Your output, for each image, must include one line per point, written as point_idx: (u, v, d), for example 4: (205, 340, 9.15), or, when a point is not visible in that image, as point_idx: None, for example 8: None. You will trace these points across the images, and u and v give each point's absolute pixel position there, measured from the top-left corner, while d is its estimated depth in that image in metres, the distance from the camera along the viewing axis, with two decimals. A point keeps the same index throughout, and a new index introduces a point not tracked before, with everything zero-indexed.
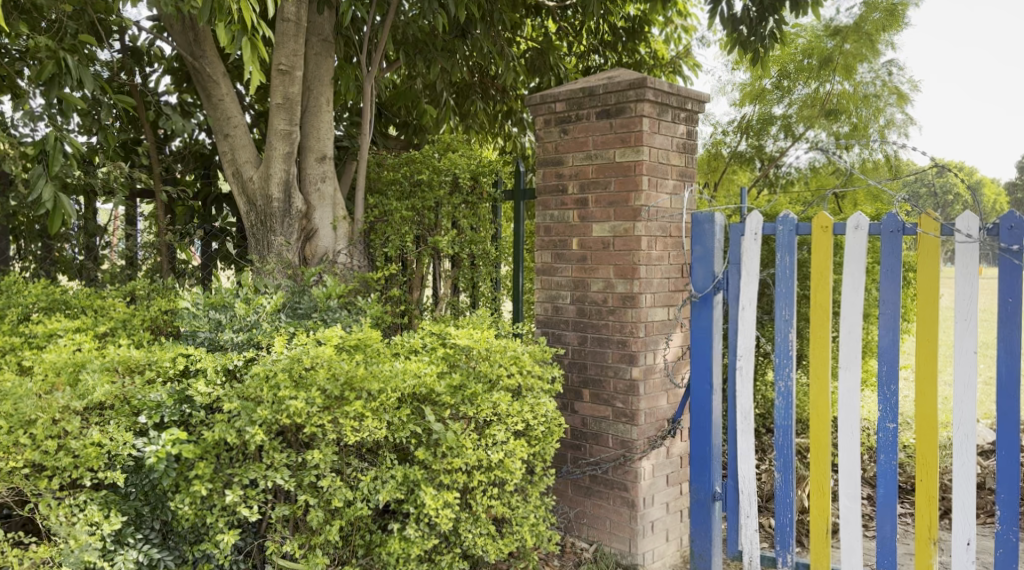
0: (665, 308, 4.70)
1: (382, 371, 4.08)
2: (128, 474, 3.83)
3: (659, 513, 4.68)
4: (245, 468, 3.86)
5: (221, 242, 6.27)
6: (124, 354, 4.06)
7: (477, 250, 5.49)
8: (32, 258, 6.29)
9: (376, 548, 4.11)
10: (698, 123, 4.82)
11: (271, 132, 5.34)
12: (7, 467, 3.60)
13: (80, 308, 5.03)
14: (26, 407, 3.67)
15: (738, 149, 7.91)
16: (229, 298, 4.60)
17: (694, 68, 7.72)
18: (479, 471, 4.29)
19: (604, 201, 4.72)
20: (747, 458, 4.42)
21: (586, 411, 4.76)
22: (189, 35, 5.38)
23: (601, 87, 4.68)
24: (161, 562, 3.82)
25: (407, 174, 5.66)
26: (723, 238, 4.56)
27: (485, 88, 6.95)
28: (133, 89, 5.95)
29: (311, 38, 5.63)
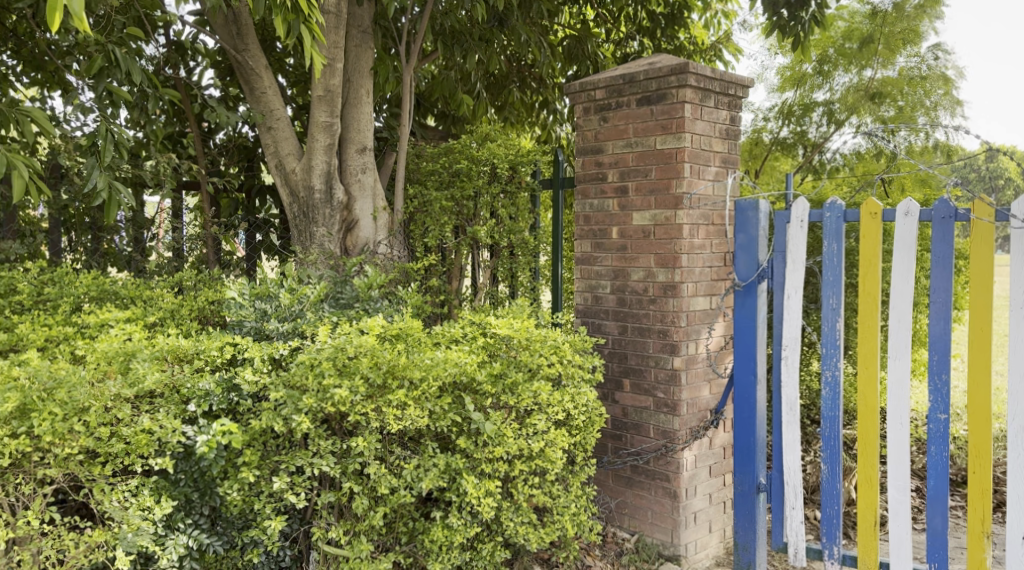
0: (707, 297, 4.57)
1: (423, 360, 3.95)
2: (177, 460, 3.80)
3: (702, 504, 4.66)
4: (292, 455, 3.83)
5: (265, 233, 6.21)
6: (172, 342, 4.04)
7: (517, 240, 5.68)
8: (83, 251, 6.06)
9: (418, 536, 4.07)
10: (741, 108, 4.66)
11: (312, 125, 5.32)
12: (63, 454, 3.48)
13: (126, 298, 4.97)
14: (79, 395, 3.56)
15: (780, 136, 8.10)
16: (274, 289, 4.50)
17: (736, 52, 7.71)
18: (521, 461, 4.15)
19: (645, 189, 4.57)
20: (792, 449, 4.17)
21: (627, 401, 4.71)
22: (233, 28, 5.29)
23: (641, 74, 4.50)
24: (211, 547, 3.86)
25: (446, 165, 5.80)
26: (768, 226, 4.30)
27: (522, 77, 7.04)
28: (178, 83, 5.89)
29: (351, 30, 5.60)
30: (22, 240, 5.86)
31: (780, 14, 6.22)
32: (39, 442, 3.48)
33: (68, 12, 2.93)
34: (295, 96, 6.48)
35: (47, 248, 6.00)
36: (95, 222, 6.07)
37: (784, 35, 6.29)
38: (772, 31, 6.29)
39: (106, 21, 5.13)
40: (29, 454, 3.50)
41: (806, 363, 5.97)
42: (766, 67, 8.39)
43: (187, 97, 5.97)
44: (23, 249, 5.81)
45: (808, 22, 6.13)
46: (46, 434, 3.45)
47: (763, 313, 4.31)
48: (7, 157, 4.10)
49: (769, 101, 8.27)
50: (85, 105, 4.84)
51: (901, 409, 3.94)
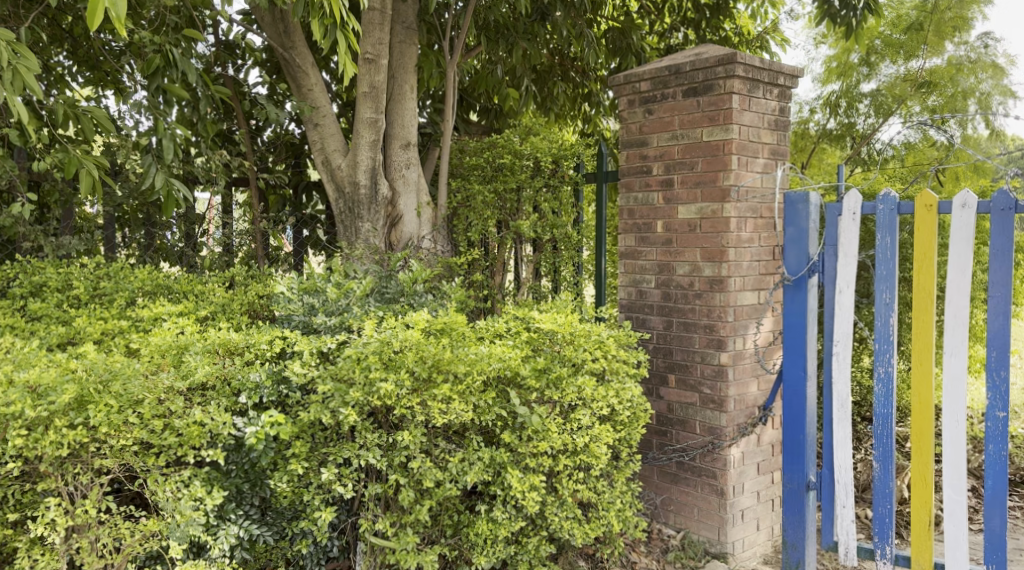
0: (755, 292, 4.51)
1: (467, 354, 3.94)
2: (228, 452, 3.87)
3: (749, 501, 4.61)
4: (340, 447, 3.88)
5: (312, 228, 6.39)
6: (223, 336, 4.07)
7: (559, 235, 5.66)
8: (136, 247, 6.03)
9: (463, 529, 4.08)
10: (791, 98, 4.58)
11: (358, 121, 5.36)
12: (118, 445, 3.53)
13: (178, 293, 5.09)
14: (133, 387, 3.62)
15: (827, 127, 7.85)
16: (321, 283, 4.58)
17: (783, 43, 7.56)
18: (565, 456, 4.14)
19: (690, 181, 4.51)
20: (843, 446, 4.08)
21: (672, 397, 4.66)
22: (279, 27, 5.35)
23: (687, 64, 4.44)
24: (261, 537, 3.93)
25: (489, 159, 5.85)
26: (819, 219, 4.21)
27: (565, 70, 7.00)
28: (227, 82, 5.99)
29: (395, 26, 5.62)
30: (80, 235, 5.79)
31: (831, 2, 6.07)
32: (96, 432, 3.51)
33: (109, 13, 3.07)
34: (341, 92, 6.54)
35: (102, 244, 5.91)
36: (148, 217, 6.04)
37: (835, 24, 6.16)
38: (821, 19, 6.15)
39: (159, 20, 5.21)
40: (86, 445, 3.54)
41: (858, 360, 5.89)
42: (812, 58, 8.22)
43: (236, 95, 6.07)
44: (83, 244, 5.69)
45: (861, 11, 5.99)
46: (101, 425, 3.48)
47: (813, 307, 4.22)
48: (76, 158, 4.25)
49: (814, 91, 8.08)
50: (140, 104, 4.93)
51: (956, 406, 3.82)
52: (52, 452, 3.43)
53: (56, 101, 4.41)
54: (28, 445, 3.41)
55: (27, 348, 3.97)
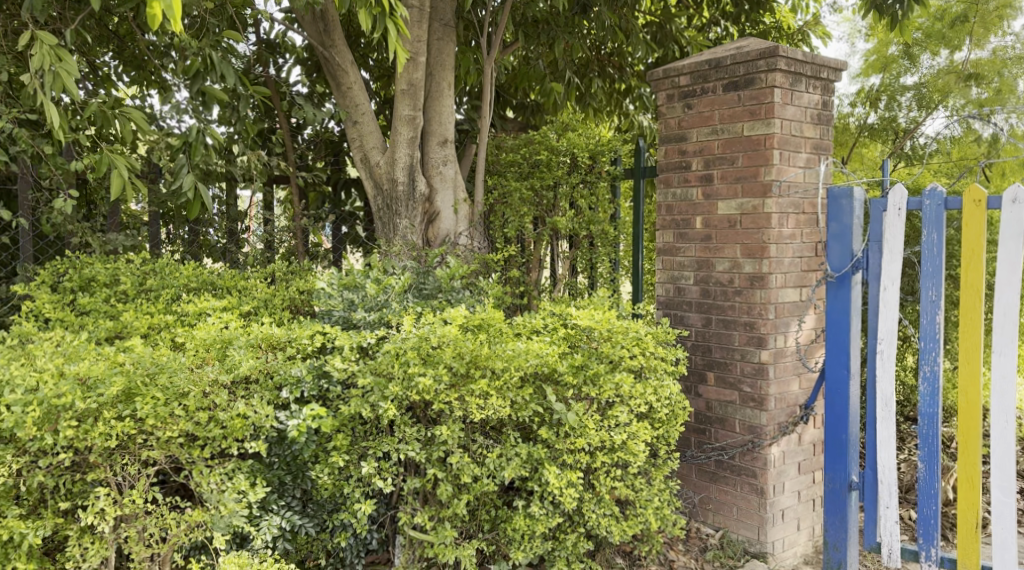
0: (796, 289, 4.44)
1: (505, 350, 3.96)
2: (271, 445, 3.93)
3: (790, 501, 4.55)
4: (379, 441, 3.91)
5: (351, 225, 6.52)
6: (265, 331, 4.11)
7: (596, 231, 5.78)
8: (180, 244, 6.11)
9: (501, 524, 4.09)
10: (835, 92, 4.51)
11: (396, 118, 5.41)
12: (164, 437, 3.56)
13: (222, 289, 5.21)
14: (179, 380, 3.64)
15: (867, 122, 7.36)
16: (360, 279, 4.59)
17: (824, 36, 7.42)
18: (603, 453, 4.11)
19: (730, 177, 4.45)
20: (886, 446, 4.00)
21: (711, 395, 4.62)
22: (320, 25, 5.40)
23: (728, 58, 4.39)
24: (303, 528, 3.98)
25: (526, 156, 5.97)
26: (863, 214, 4.12)
27: (602, 65, 6.96)
28: (268, 80, 6.08)
29: (433, 23, 5.64)
30: (126, 231, 5.82)
31: None
32: (143, 424, 3.54)
33: (164, 14, 3.18)
34: (380, 89, 6.59)
35: (148, 240, 5.97)
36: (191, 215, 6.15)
37: (880, 15, 6.03)
38: (867, 10, 6.02)
39: (201, 22, 5.27)
40: (134, 437, 3.58)
41: (901, 358, 5.78)
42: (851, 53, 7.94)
43: (278, 94, 6.17)
44: (129, 241, 5.74)
45: (906, 1, 5.85)
46: (149, 417, 3.52)
47: (857, 305, 4.14)
48: (107, 158, 4.35)
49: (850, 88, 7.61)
50: (180, 106, 4.99)
51: (1006, 407, 3.72)
52: (101, 443, 3.46)
53: (92, 104, 4.49)
54: (79, 436, 3.45)
55: (76, 341, 4.02)
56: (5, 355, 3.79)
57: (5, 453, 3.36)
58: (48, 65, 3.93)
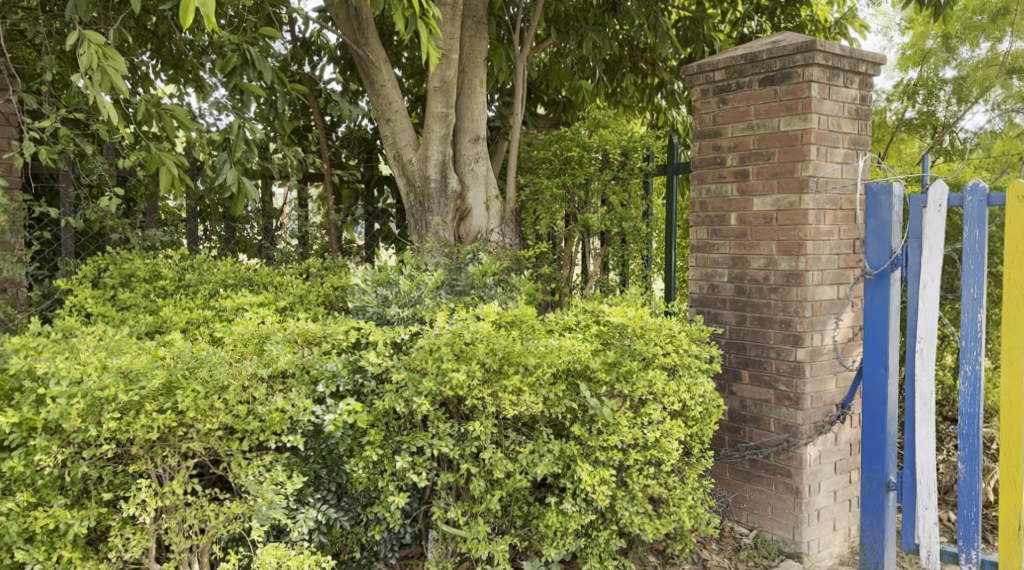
0: (834, 286, 4.38)
1: (538, 347, 3.94)
2: (307, 438, 3.97)
3: (826, 501, 4.50)
4: (413, 436, 3.92)
5: (383, 222, 6.65)
6: (302, 326, 4.09)
7: (628, 228, 5.80)
8: (217, 240, 6.19)
9: (533, 520, 4.09)
10: (873, 87, 4.44)
11: (429, 115, 5.42)
12: (204, 429, 3.59)
13: (258, 284, 5.27)
14: (219, 374, 3.65)
15: (905, 116, 7.11)
16: (394, 275, 4.58)
17: (862, 29, 7.29)
18: (636, 450, 4.09)
19: (767, 172, 4.40)
20: (926, 447, 3.92)
21: (745, 394, 4.58)
22: (354, 23, 5.44)
23: (764, 53, 4.33)
24: (338, 522, 4.01)
25: (557, 153, 6.03)
26: (903, 211, 4.05)
27: (634, 61, 6.99)
28: (304, 78, 6.16)
29: (466, 20, 5.65)
30: (165, 228, 5.92)
31: None
32: (184, 417, 3.58)
33: (200, 12, 3.23)
34: (414, 86, 6.62)
35: (185, 237, 6.07)
36: (229, 211, 6.20)
37: (922, 6, 5.90)
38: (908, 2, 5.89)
39: (239, 20, 5.34)
40: (174, 429, 3.61)
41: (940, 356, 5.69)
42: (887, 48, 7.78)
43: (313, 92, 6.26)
44: (166, 238, 5.84)
45: None
46: (189, 410, 3.54)
47: (895, 303, 4.06)
48: (156, 156, 4.46)
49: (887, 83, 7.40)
50: (220, 103, 5.07)
51: None
52: (143, 435, 3.50)
53: (138, 100, 4.57)
54: (120, 428, 3.49)
55: (119, 336, 4.05)
56: (49, 347, 3.81)
57: (49, 444, 3.39)
58: (96, 63, 4.01)
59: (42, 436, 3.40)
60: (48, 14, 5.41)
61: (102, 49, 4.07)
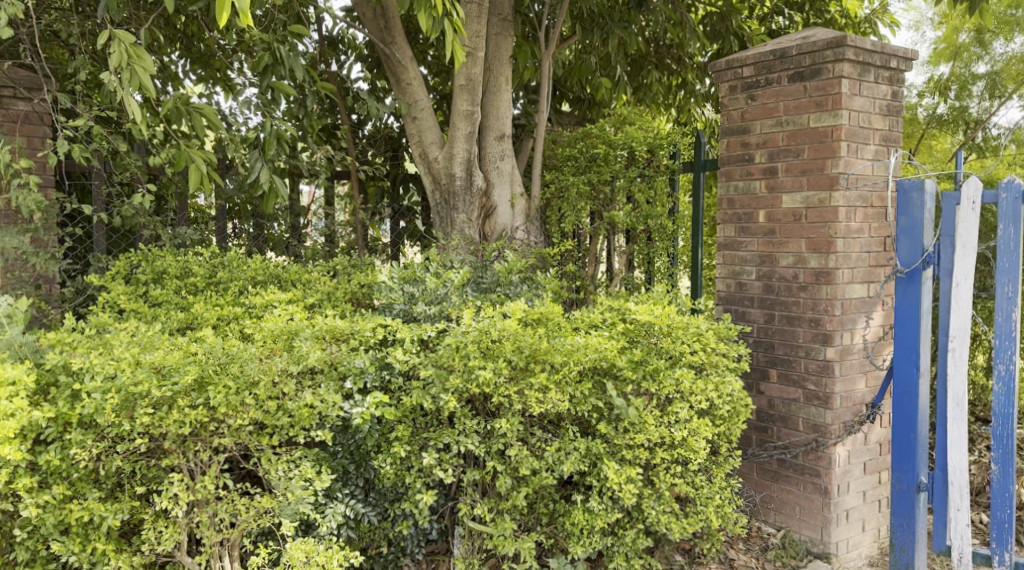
0: (864, 285, 4.34)
1: (564, 344, 3.92)
2: (335, 433, 4.00)
3: (855, 502, 4.45)
4: (440, 433, 3.92)
5: (409, 220, 6.67)
6: (330, 323, 4.11)
7: (654, 225, 5.76)
8: (246, 237, 6.24)
9: (559, 518, 4.08)
10: (903, 82, 4.38)
11: (455, 114, 5.44)
12: (235, 425, 3.61)
13: (286, 281, 5.32)
14: (250, 369, 3.64)
15: (936, 113, 6.99)
16: (420, 273, 4.60)
17: (892, 25, 7.19)
18: (662, 449, 4.08)
19: (796, 169, 4.36)
20: (958, 447, 3.87)
21: (773, 393, 4.54)
22: (381, 22, 5.47)
23: (793, 48, 4.29)
24: (366, 517, 4.04)
25: (582, 150, 6.02)
26: (934, 208, 3.99)
27: (660, 58, 6.95)
28: (331, 77, 6.19)
29: (492, 17, 5.67)
30: (195, 226, 5.98)
31: None
32: (215, 412, 3.60)
33: (234, 8, 3.27)
34: (440, 84, 6.64)
35: (215, 235, 6.12)
36: (257, 209, 6.24)
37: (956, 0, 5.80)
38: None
39: (268, 19, 5.38)
40: (206, 424, 3.63)
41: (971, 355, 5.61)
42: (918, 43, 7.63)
43: (340, 90, 6.29)
44: (197, 235, 5.90)
45: None
46: (221, 406, 3.56)
47: (926, 302, 4.01)
48: (185, 154, 4.49)
49: (919, 77, 7.30)
50: (251, 101, 5.12)
51: None
52: (176, 430, 3.53)
53: (170, 97, 4.60)
54: (153, 423, 3.52)
55: (151, 332, 4.07)
56: (83, 343, 3.85)
57: (85, 438, 3.44)
58: (125, 62, 4.03)
59: (78, 431, 3.45)
60: (81, 15, 5.48)
61: (131, 48, 4.08)
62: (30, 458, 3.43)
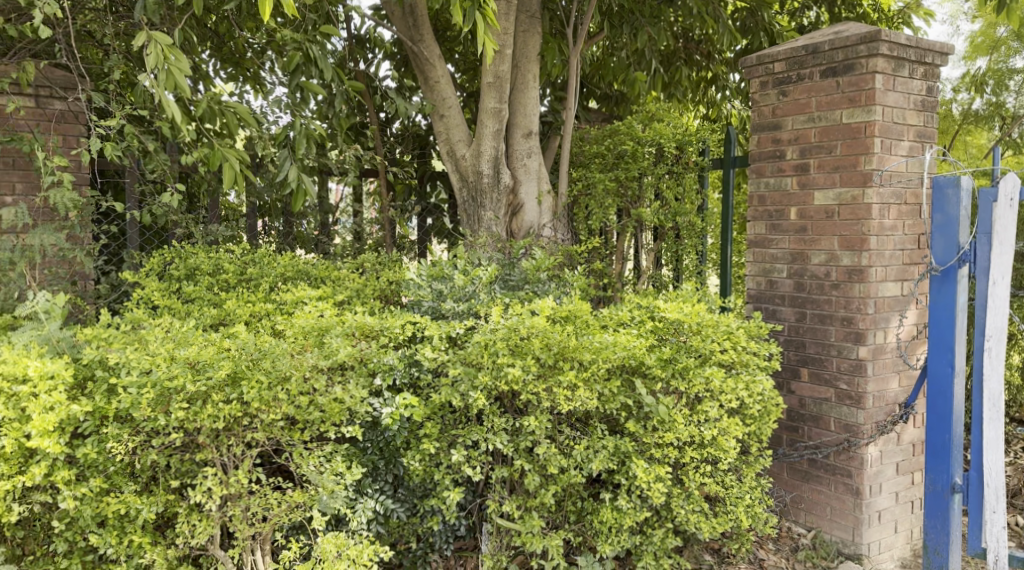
0: (897, 283, 4.28)
1: (593, 342, 3.90)
2: (364, 429, 4.02)
3: (887, 503, 4.40)
4: (469, 429, 3.93)
5: (436, 217, 6.70)
6: (360, 319, 4.11)
7: (683, 222, 5.79)
8: (275, 235, 6.27)
9: (587, 516, 4.07)
10: (939, 78, 4.31)
11: (483, 111, 5.45)
12: (268, 420, 3.64)
13: (316, 278, 5.36)
14: (281, 365, 3.65)
15: (972, 108, 6.94)
16: (448, 270, 4.61)
17: (927, 17, 7.07)
18: (692, 448, 4.06)
19: (828, 166, 4.31)
20: (995, 448, 3.81)
21: (805, 392, 4.49)
22: (409, 20, 5.47)
23: (825, 43, 4.24)
24: (395, 512, 4.05)
25: (610, 147, 5.97)
26: (971, 205, 3.92)
27: (689, 53, 6.91)
28: (359, 75, 6.22)
29: (519, 15, 5.66)
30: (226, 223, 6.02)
31: None
32: (248, 407, 3.62)
33: None
34: (469, 82, 6.65)
35: (245, 232, 6.17)
36: (287, 206, 6.28)
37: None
38: None
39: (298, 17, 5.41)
40: (239, 419, 3.66)
41: None
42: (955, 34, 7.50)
43: (368, 89, 6.33)
44: (228, 232, 5.96)
45: None
46: (254, 401, 3.58)
47: (963, 300, 3.93)
48: (216, 152, 4.53)
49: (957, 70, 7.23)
50: (281, 100, 5.14)
51: None
52: (210, 424, 3.56)
53: (202, 98, 4.64)
54: (189, 418, 3.55)
55: (185, 327, 4.08)
56: (119, 338, 3.88)
57: (121, 432, 3.49)
58: (162, 62, 4.09)
59: (114, 425, 3.50)
60: (115, 14, 5.53)
61: (165, 49, 4.13)
62: (68, 451, 3.47)
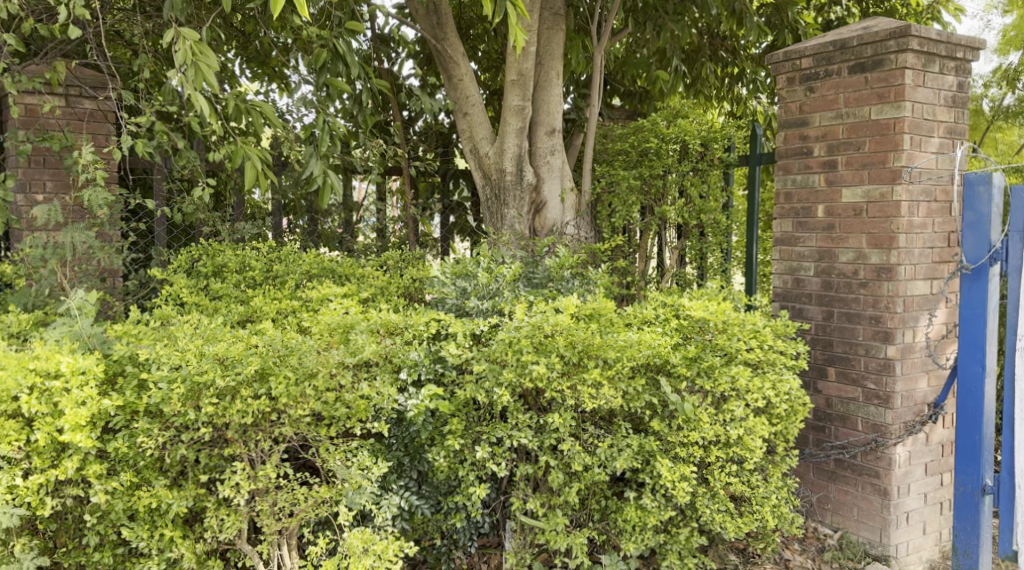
0: (926, 282, 4.23)
1: (617, 339, 3.87)
2: (390, 426, 4.03)
3: (916, 504, 4.35)
4: (493, 426, 3.92)
5: (459, 215, 6.71)
6: (384, 316, 4.12)
7: (708, 220, 5.77)
8: (300, 232, 6.30)
9: (611, 514, 4.05)
10: (970, 73, 4.25)
11: (506, 109, 5.44)
12: (295, 415, 3.65)
13: (341, 275, 5.38)
14: (308, 360, 3.66)
15: (1003, 104, 6.84)
16: (472, 267, 4.59)
17: (956, 12, 6.98)
18: (717, 447, 4.03)
19: (856, 163, 4.26)
20: None
21: (832, 391, 4.45)
22: (433, 19, 5.50)
23: (854, 39, 4.19)
24: (420, 509, 4.06)
25: (634, 144, 5.96)
26: (1003, 202, 3.87)
27: (714, 49, 6.86)
28: (383, 73, 6.24)
29: (543, 12, 5.65)
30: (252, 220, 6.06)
31: None
32: (276, 402, 3.64)
33: None
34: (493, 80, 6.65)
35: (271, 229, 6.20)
36: (312, 204, 6.30)
37: None
38: None
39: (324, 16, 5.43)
40: (267, 415, 3.67)
41: None
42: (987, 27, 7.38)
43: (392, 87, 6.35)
44: (255, 229, 5.99)
45: None
46: (282, 396, 3.60)
47: (994, 299, 3.87)
48: (241, 149, 4.55)
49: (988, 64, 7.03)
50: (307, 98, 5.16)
51: None
52: (239, 419, 3.57)
53: (229, 95, 4.68)
54: (218, 413, 3.57)
55: (213, 324, 4.10)
56: (149, 334, 3.89)
57: (151, 427, 3.51)
58: (190, 60, 4.12)
59: (145, 419, 3.53)
60: (144, 13, 5.58)
61: (194, 46, 4.16)
62: (99, 446, 3.50)
